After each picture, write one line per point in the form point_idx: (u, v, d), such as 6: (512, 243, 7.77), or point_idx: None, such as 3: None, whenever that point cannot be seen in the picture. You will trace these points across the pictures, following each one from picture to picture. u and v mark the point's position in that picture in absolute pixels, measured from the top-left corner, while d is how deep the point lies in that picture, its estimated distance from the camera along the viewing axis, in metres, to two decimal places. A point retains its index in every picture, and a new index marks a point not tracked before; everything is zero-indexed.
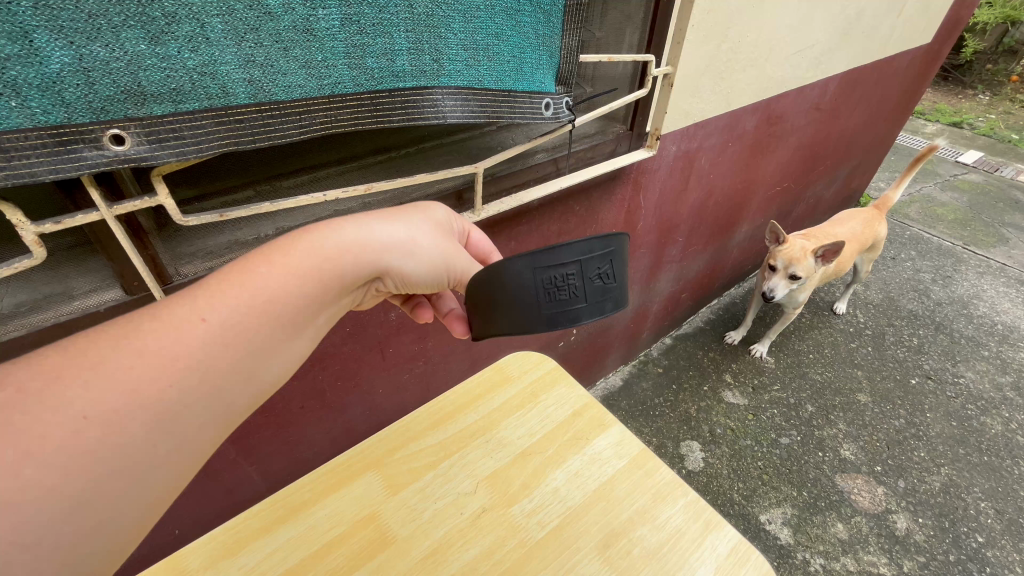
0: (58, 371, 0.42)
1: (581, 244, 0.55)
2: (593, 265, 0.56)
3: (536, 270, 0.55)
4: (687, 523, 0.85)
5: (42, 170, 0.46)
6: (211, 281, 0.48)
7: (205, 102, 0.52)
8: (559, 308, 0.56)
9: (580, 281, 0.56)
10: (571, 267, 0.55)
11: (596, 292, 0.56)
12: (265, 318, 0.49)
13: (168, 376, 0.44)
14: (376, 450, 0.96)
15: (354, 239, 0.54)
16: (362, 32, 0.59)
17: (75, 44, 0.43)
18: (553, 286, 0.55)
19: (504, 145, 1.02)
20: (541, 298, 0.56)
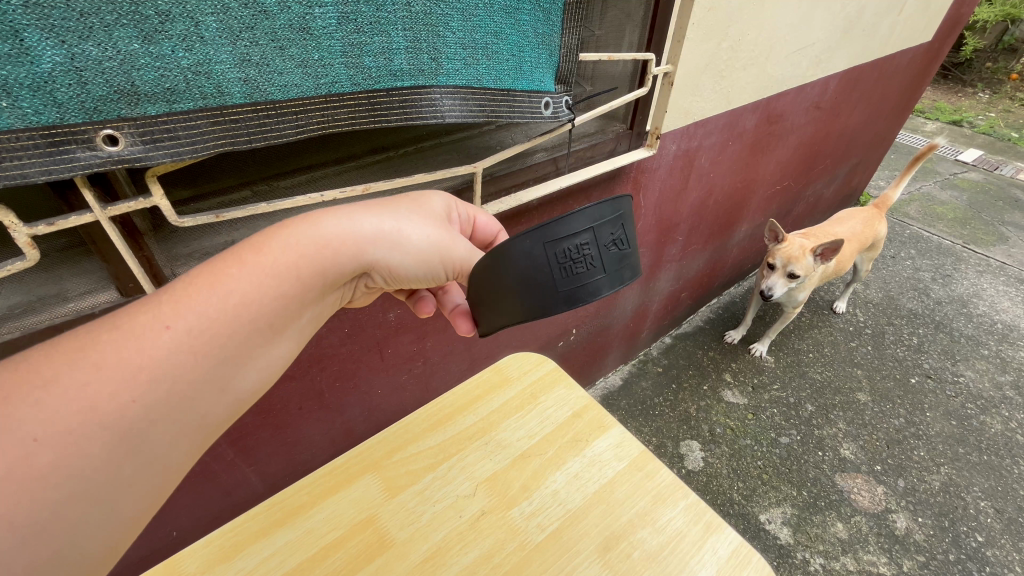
0: (5, 392, 0.41)
1: (593, 213, 0.54)
2: (605, 233, 0.56)
3: (551, 245, 0.54)
4: (687, 526, 0.85)
5: (35, 171, 0.45)
6: (178, 286, 0.48)
7: (200, 101, 0.51)
8: (577, 281, 0.55)
9: (596, 251, 0.55)
10: (584, 235, 0.55)
11: (610, 261, 0.56)
12: (235, 322, 0.49)
13: (129, 389, 0.43)
14: (375, 452, 0.95)
15: (336, 233, 0.55)
16: (359, 31, 0.59)
17: (66, 44, 0.42)
18: (569, 260, 0.54)
19: (503, 144, 1.02)
20: (558, 275, 0.55)
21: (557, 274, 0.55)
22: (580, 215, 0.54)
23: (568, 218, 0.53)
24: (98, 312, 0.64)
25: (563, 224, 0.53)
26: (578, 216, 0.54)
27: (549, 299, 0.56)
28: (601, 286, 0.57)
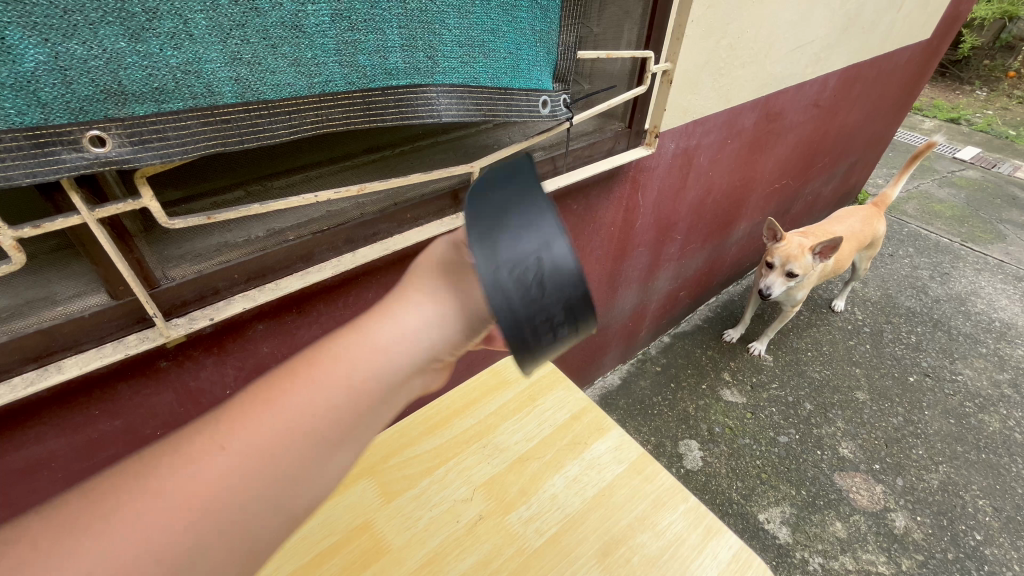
0: (40, 541, 0.31)
1: (482, 252, 0.36)
2: (511, 218, 0.38)
3: (536, 331, 0.38)
4: (687, 530, 0.84)
5: (19, 174, 0.44)
6: (245, 394, 0.36)
7: (189, 101, 0.50)
8: (569, 285, 0.38)
9: (534, 249, 0.38)
10: (517, 252, 0.37)
11: (545, 225, 0.39)
12: (304, 439, 0.34)
13: (181, 539, 0.31)
14: (371, 456, 0.95)
15: (410, 308, 0.38)
16: (354, 29, 0.57)
17: (50, 42, 0.41)
18: (554, 300, 0.38)
19: (500, 143, 1.00)
20: (571, 321, 0.40)
21: (572, 325, 0.40)
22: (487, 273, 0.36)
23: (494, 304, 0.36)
24: (88, 315, 0.62)
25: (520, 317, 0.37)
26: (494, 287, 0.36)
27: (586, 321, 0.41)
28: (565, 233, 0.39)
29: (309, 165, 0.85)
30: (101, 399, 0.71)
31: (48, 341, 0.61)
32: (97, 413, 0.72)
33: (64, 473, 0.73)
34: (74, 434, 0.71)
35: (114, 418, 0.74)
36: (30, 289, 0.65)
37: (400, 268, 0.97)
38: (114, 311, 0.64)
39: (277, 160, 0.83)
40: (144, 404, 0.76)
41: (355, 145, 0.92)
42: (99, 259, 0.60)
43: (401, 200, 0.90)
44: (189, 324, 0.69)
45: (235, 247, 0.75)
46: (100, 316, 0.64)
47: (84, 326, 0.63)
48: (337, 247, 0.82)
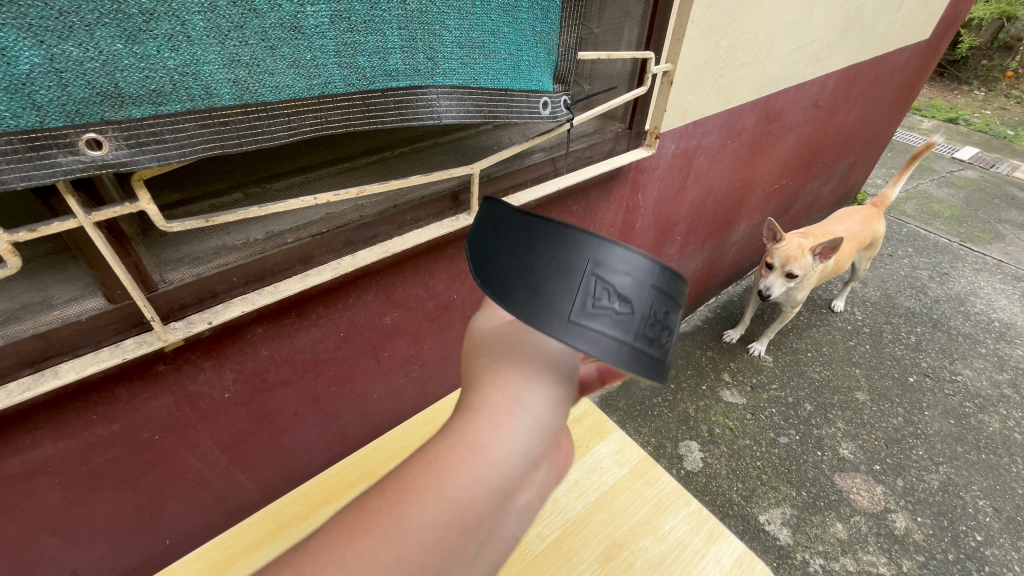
0: None
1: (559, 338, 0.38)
2: (546, 282, 0.39)
3: (647, 352, 0.41)
4: (690, 534, 0.84)
5: (14, 178, 0.43)
6: (349, 515, 0.39)
7: (187, 103, 0.49)
8: (641, 282, 0.41)
9: (594, 286, 0.39)
10: (597, 304, 0.39)
11: (571, 260, 0.40)
12: (410, 554, 0.36)
13: None
14: (370, 461, 0.99)
15: (498, 412, 0.42)
16: (353, 30, 0.57)
17: (45, 44, 0.41)
18: (638, 311, 0.40)
19: (500, 144, 1.00)
20: (667, 309, 0.43)
21: (669, 310, 0.43)
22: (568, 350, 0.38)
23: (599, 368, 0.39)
24: (84, 319, 0.62)
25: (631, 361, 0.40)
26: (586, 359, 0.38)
27: (672, 289, 0.43)
28: (585, 238, 0.40)
29: (308, 167, 0.84)
30: (98, 403, 0.70)
31: (46, 345, 0.60)
32: (94, 418, 0.71)
33: (61, 478, 0.73)
34: (71, 439, 0.70)
35: (111, 422, 0.73)
36: (25, 293, 0.64)
37: (399, 270, 0.96)
38: (111, 315, 0.64)
39: (276, 162, 0.83)
40: (141, 409, 0.75)
41: (354, 147, 0.92)
42: (95, 262, 0.60)
43: (401, 201, 0.90)
44: (187, 327, 0.68)
45: (233, 250, 0.75)
46: (97, 320, 0.63)
47: (81, 331, 0.62)
48: (336, 249, 0.82)
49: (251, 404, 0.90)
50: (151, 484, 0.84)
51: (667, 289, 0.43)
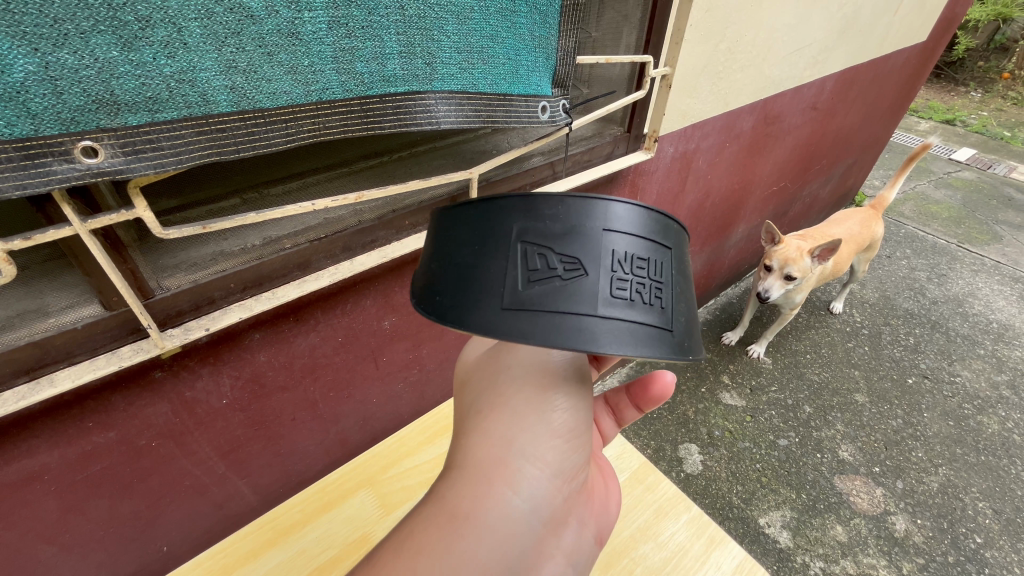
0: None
1: (506, 319, 0.45)
2: (490, 262, 0.48)
3: (611, 304, 0.46)
4: (690, 541, 0.84)
5: (8, 186, 0.42)
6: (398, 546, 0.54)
7: (184, 110, 0.49)
8: (585, 243, 0.47)
9: (526, 256, 0.47)
10: (542, 272, 0.46)
11: (499, 239, 0.48)
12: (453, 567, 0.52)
13: None
14: (367, 468, 0.98)
15: (494, 453, 0.58)
16: (351, 35, 0.57)
17: (40, 51, 0.40)
18: (582, 265, 0.46)
19: (499, 148, 0.99)
20: (623, 253, 0.47)
21: (624, 254, 0.48)
22: (520, 327, 0.45)
23: (556, 338, 0.44)
24: (80, 327, 0.61)
25: (591, 318, 0.45)
26: (541, 334, 0.44)
27: (619, 229, 0.48)
28: (507, 209, 0.49)
29: (305, 172, 0.84)
30: (94, 411, 0.70)
31: (39, 353, 0.60)
32: (91, 425, 0.71)
33: (57, 486, 0.72)
34: (68, 446, 0.70)
35: (107, 430, 0.73)
36: (21, 300, 0.64)
37: (397, 274, 0.96)
38: (107, 322, 0.63)
39: (274, 167, 0.83)
40: (138, 416, 0.75)
41: (352, 152, 0.91)
42: (91, 270, 0.59)
43: (400, 206, 0.89)
44: (184, 334, 0.68)
45: (231, 256, 0.74)
46: (93, 327, 0.62)
47: (77, 338, 0.62)
48: (334, 255, 0.82)
49: (250, 410, 0.89)
50: (147, 490, 0.84)
51: (613, 230, 0.48)
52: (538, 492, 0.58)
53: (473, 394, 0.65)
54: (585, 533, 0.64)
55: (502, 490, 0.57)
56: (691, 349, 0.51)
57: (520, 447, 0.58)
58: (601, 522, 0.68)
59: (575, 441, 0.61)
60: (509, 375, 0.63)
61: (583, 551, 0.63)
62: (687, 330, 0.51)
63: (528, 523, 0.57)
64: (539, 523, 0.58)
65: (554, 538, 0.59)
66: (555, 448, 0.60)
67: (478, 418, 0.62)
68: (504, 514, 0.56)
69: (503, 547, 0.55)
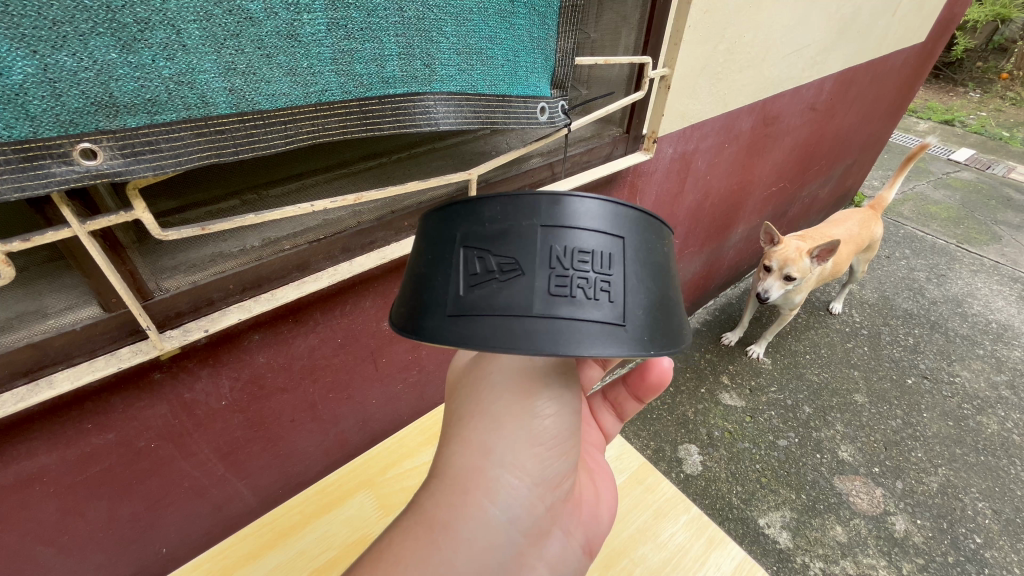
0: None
1: (448, 325, 0.46)
2: (440, 272, 0.49)
3: (550, 302, 0.45)
4: (690, 541, 0.84)
5: (6, 189, 0.42)
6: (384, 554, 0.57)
7: (183, 112, 0.49)
8: (521, 243, 0.46)
9: (468, 260, 0.48)
10: (481, 276, 0.47)
11: (448, 247, 0.50)
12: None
13: None
14: (367, 470, 0.98)
15: (474, 466, 0.59)
16: (351, 37, 0.57)
17: (39, 54, 0.40)
18: (518, 265, 0.46)
19: (498, 149, 0.99)
20: (562, 249, 0.46)
21: (565, 249, 0.46)
22: (459, 332, 0.45)
23: (492, 339, 0.44)
24: (80, 328, 0.61)
25: (528, 318, 0.44)
26: (480, 336, 0.44)
27: (560, 222, 0.47)
28: (454, 215, 0.50)
29: (304, 173, 0.84)
30: (92, 412, 0.70)
31: (38, 355, 0.60)
32: (89, 427, 0.70)
33: (56, 488, 0.72)
34: (66, 448, 0.70)
35: (106, 431, 0.73)
36: (20, 302, 0.64)
37: (397, 275, 0.96)
38: (107, 323, 0.63)
39: (273, 169, 0.83)
40: (137, 418, 0.75)
41: (352, 153, 0.91)
42: (91, 271, 0.59)
43: (398, 207, 0.89)
44: (183, 336, 0.68)
45: (230, 257, 0.74)
46: (92, 329, 0.62)
47: (76, 340, 0.62)
48: (334, 256, 0.82)
49: (249, 411, 0.89)
50: (147, 492, 0.84)
51: (553, 225, 0.47)
52: (518, 502, 0.60)
53: (458, 398, 0.65)
54: (567, 537, 0.66)
55: (480, 502, 0.58)
56: (650, 345, 0.48)
57: (499, 458, 0.59)
58: (586, 524, 0.71)
59: (556, 450, 0.62)
60: (493, 381, 0.62)
61: (567, 559, 0.66)
62: (647, 325, 0.48)
63: (506, 534, 0.59)
64: (518, 533, 0.60)
65: (535, 546, 0.62)
66: (535, 459, 0.60)
67: (461, 425, 0.62)
68: (482, 526, 0.58)
69: (482, 558, 0.57)
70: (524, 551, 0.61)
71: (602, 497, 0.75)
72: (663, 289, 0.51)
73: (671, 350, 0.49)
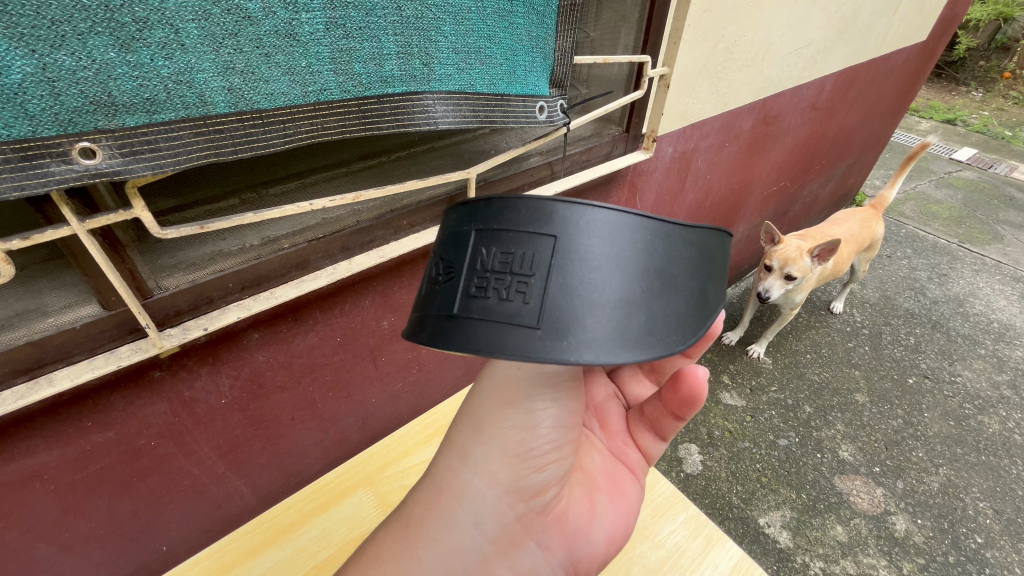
0: None
1: (410, 323, 0.52)
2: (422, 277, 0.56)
3: (469, 303, 0.46)
4: (689, 540, 0.85)
5: (5, 188, 0.42)
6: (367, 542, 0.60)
7: (182, 111, 0.49)
8: (460, 249, 0.48)
9: (433, 265, 0.52)
10: (432, 282, 0.51)
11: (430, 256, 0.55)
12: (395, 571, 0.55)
13: None
14: (366, 467, 0.99)
15: (452, 467, 0.62)
16: (348, 36, 0.57)
17: (37, 53, 0.40)
18: (454, 268, 0.48)
19: (497, 148, 0.99)
20: (487, 253, 0.46)
21: (490, 252, 0.46)
22: (412, 331, 0.51)
23: (426, 338, 0.48)
24: (79, 326, 0.62)
25: (453, 318, 0.46)
26: (421, 335, 0.49)
27: (496, 227, 0.47)
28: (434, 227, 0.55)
29: (302, 172, 0.84)
30: (93, 411, 0.70)
31: (38, 353, 0.60)
32: (89, 425, 0.71)
33: (56, 486, 0.72)
34: (66, 446, 0.70)
35: (107, 429, 0.73)
36: (20, 300, 0.64)
37: (397, 274, 0.96)
38: (106, 322, 0.64)
39: (272, 167, 0.83)
40: (137, 415, 0.75)
41: (351, 153, 0.91)
42: (90, 270, 0.60)
43: (398, 206, 0.89)
44: (183, 334, 0.68)
45: (230, 256, 0.74)
46: (91, 327, 0.63)
47: (76, 338, 0.62)
48: (333, 254, 0.82)
49: (248, 410, 0.89)
50: (147, 489, 0.84)
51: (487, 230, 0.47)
52: (488, 508, 0.60)
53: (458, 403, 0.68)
54: (543, 552, 0.63)
55: (452, 502, 0.60)
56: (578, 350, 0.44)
57: (475, 457, 0.61)
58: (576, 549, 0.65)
59: (534, 461, 0.62)
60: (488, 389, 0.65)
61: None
62: (575, 330, 0.44)
63: (473, 537, 0.59)
64: (485, 539, 0.60)
65: (504, 556, 0.60)
66: (508, 467, 0.60)
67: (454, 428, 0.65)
68: (450, 525, 0.59)
69: (448, 559, 0.57)
70: (491, 559, 0.60)
71: (598, 516, 0.69)
72: (614, 291, 0.45)
73: (612, 357, 0.44)
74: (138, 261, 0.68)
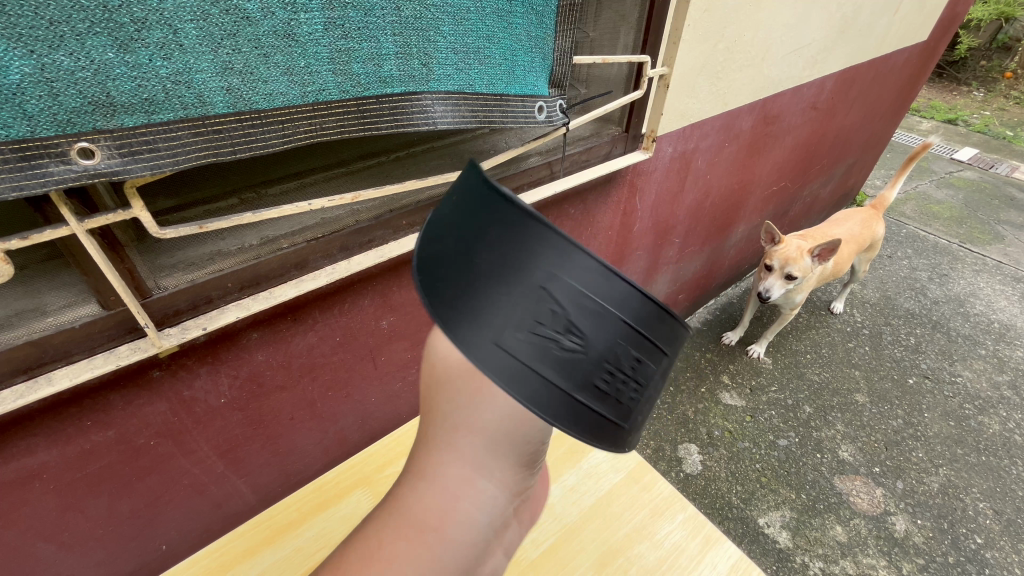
0: None
1: (477, 352, 0.38)
2: (490, 279, 0.39)
3: (584, 386, 0.40)
4: (687, 539, 0.85)
5: (3, 188, 0.42)
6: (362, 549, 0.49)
7: (180, 111, 0.49)
8: (592, 317, 0.39)
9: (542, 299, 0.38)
10: (537, 324, 0.38)
11: (516, 258, 0.38)
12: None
13: None
14: (364, 467, 0.99)
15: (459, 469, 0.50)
16: (347, 36, 0.57)
17: (36, 54, 0.41)
18: (585, 339, 0.38)
19: (497, 148, 0.99)
20: (617, 344, 0.40)
21: (624, 349, 0.41)
22: (490, 369, 0.38)
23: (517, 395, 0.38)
24: (78, 326, 0.62)
25: (563, 391, 0.39)
26: (507, 384, 0.38)
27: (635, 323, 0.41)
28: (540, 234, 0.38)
29: (302, 172, 0.84)
30: (92, 410, 0.70)
31: (37, 353, 0.60)
32: (89, 424, 0.71)
33: (55, 484, 0.72)
34: (66, 445, 0.70)
35: (106, 429, 0.73)
36: (20, 300, 0.64)
37: (396, 274, 0.96)
38: (105, 321, 0.64)
39: (271, 167, 0.83)
40: (137, 415, 0.75)
41: (350, 153, 0.91)
42: (89, 270, 0.60)
43: (397, 205, 0.89)
44: (182, 333, 0.68)
45: (229, 255, 0.75)
46: (91, 327, 0.63)
47: (76, 337, 0.62)
48: (332, 254, 0.82)
49: (248, 409, 0.89)
50: (147, 488, 0.84)
51: (529, 234, 0.38)
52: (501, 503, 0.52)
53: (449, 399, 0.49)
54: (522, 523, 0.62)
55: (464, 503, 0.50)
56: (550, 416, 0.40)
57: (508, 471, 0.52)
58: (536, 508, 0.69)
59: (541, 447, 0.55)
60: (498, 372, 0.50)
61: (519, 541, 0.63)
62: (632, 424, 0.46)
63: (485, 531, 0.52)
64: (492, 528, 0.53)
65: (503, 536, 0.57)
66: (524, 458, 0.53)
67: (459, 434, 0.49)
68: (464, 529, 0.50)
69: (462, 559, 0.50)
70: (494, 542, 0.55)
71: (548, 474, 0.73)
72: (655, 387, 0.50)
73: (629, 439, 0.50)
74: (139, 262, 0.68)
